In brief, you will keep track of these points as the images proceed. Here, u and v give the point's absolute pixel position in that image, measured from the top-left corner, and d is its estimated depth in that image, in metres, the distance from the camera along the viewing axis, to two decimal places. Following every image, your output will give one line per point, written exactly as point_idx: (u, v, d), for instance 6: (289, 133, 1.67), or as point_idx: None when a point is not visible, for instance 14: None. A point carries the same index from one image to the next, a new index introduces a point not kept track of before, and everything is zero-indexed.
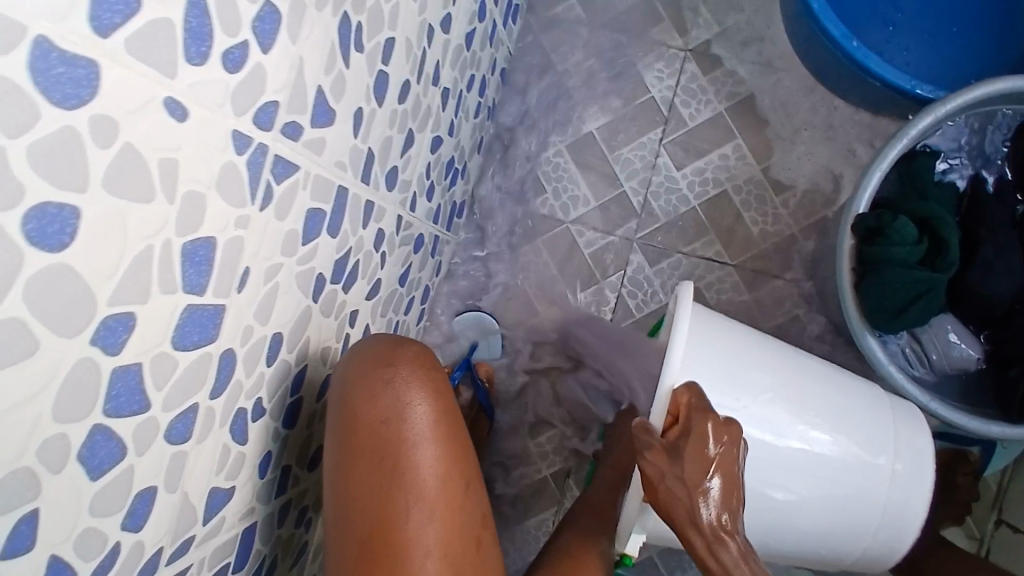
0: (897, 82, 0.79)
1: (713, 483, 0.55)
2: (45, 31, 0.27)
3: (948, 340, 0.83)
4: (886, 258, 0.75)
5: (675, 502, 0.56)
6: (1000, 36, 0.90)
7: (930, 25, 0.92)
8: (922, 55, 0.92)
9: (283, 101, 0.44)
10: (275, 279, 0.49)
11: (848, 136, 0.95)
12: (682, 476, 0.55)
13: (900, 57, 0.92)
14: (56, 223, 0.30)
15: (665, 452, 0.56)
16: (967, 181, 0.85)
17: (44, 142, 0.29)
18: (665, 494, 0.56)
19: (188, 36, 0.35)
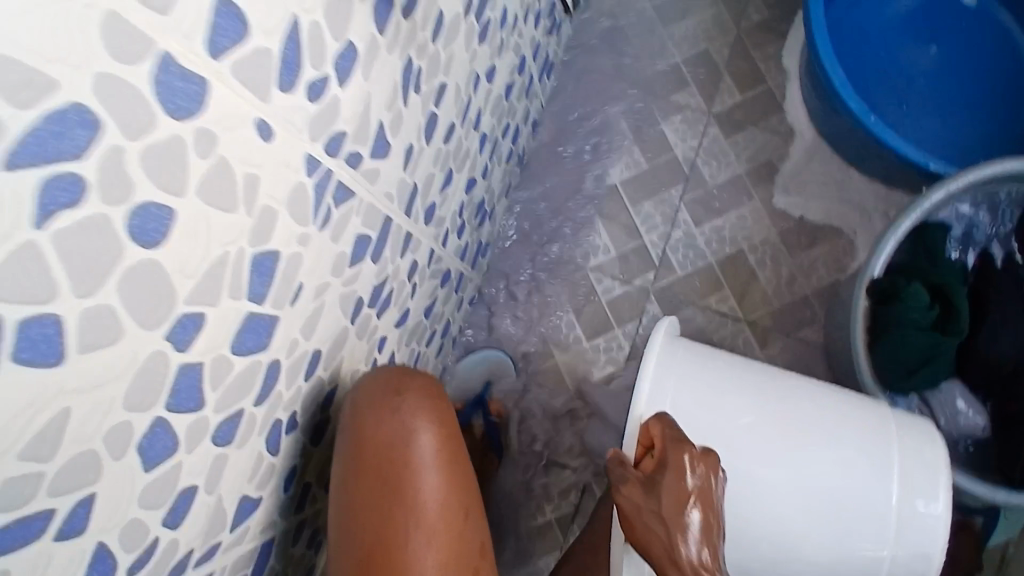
0: (912, 157, 0.82)
1: (692, 517, 0.55)
2: (169, 47, 0.30)
3: (956, 406, 0.86)
4: (900, 320, 0.79)
5: (651, 539, 0.56)
6: (1005, 122, 0.96)
7: (944, 106, 0.97)
8: (937, 134, 0.97)
9: (351, 132, 0.48)
10: (323, 297, 0.52)
11: (860, 203, 0.99)
12: (660, 512, 0.56)
13: (915, 134, 0.97)
14: (154, 222, 0.32)
15: (639, 489, 0.57)
16: (976, 256, 0.88)
17: (157, 147, 0.31)
18: (642, 529, 0.56)
19: (282, 65, 0.38)
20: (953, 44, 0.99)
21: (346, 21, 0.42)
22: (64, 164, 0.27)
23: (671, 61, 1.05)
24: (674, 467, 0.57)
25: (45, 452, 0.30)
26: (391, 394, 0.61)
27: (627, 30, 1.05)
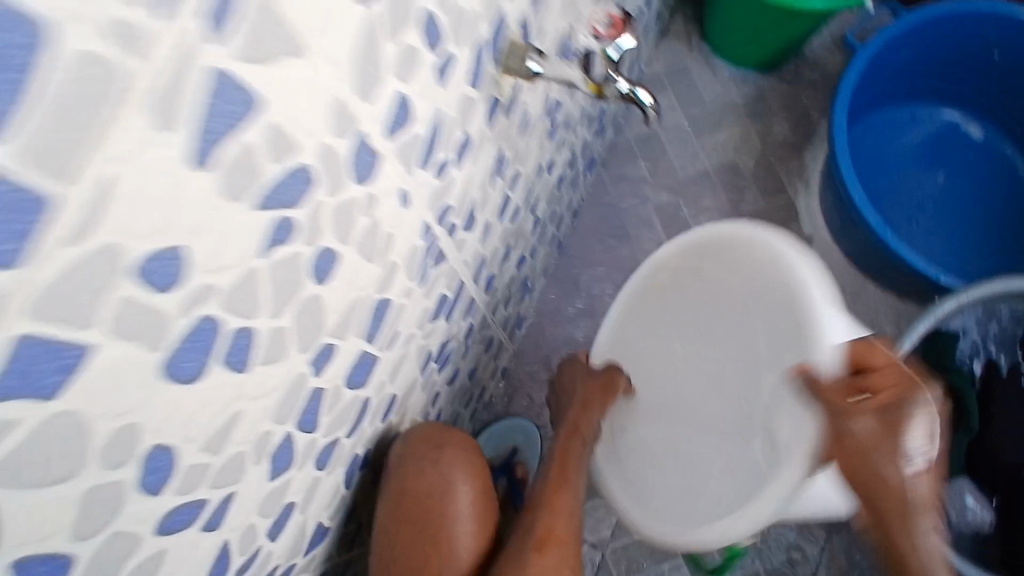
0: (924, 270, 0.89)
1: (926, 452, 0.52)
2: (365, 128, 0.37)
3: (965, 502, 0.92)
4: None
5: (877, 476, 0.52)
6: (1009, 246, 1.06)
7: (953, 227, 1.07)
8: (947, 251, 1.06)
9: (454, 206, 0.56)
10: (406, 346, 0.58)
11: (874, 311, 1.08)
12: (895, 447, 0.52)
13: (927, 250, 1.06)
14: (325, 265, 0.39)
15: (868, 411, 0.53)
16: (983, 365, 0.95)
17: (341, 205, 0.38)
18: (872, 471, 0.52)
19: (424, 147, 0.46)
20: (963, 170, 1.11)
21: (469, 116, 0.51)
22: (284, 210, 0.33)
23: (701, 167, 1.16)
24: (892, 390, 0.53)
25: (216, 449, 0.35)
26: (432, 445, 0.63)
27: (663, 137, 1.17)
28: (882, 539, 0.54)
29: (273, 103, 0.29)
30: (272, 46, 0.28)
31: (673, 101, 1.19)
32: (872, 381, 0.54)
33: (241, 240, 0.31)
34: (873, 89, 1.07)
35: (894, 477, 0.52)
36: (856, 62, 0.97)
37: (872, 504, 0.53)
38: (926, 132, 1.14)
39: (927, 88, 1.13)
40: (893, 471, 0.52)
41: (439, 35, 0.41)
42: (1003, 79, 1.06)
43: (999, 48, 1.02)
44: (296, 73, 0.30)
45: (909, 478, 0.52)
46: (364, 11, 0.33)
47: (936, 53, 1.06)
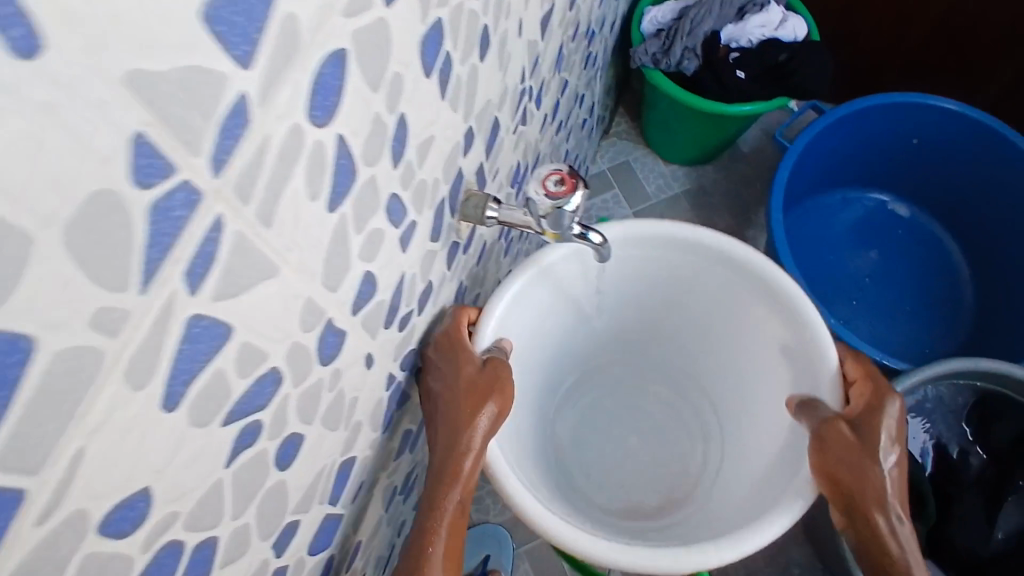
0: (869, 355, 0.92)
1: (891, 455, 0.57)
2: (333, 315, 0.38)
3: None
4: None
5: (857, 475, 0.56)
6: (944, 321, 1.13)
7: (887, 305, 1.14)
8: (884, 327, 1.12)
9: (415, 346, 0.56)
10: (370, 490, 0.57)
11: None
12: (863, 457, 0.57)
13: (866, 327, 1.12)
14: (290, 450, 0.38)
15: (886, 418, 0.58)
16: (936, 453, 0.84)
17: (307, 392, 0.38)
18: (857, 477, 0.56)
19: (389, 309, 0.46)
20: (893, 251, 1.19)
21: (430, 266, 0.52)
22: (253, 417, 0.33)
23: None
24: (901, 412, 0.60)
25: None
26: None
27: None
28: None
29: (244, 324, 0.30)
30: (250, 276, 0.29)
31: (620, 197, 1.26)
32: (878, 386, 0.61)
33: (205, 454, 0.31)
34: (808, 177, 1.14)
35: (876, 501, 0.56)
36: (786, 160, 1.03)
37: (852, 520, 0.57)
38: (856, 214, 1.22)
39: (856, 176, 1.20)
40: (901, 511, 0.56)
41: (403, 210, 0.43)
42: (925, 165, 1.15)
43: (919, 136, 1.11)
44: (269, 290, 0.31)
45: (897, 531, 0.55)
46: (336, 215, 0.34)
47: (860, 144, 1.14)
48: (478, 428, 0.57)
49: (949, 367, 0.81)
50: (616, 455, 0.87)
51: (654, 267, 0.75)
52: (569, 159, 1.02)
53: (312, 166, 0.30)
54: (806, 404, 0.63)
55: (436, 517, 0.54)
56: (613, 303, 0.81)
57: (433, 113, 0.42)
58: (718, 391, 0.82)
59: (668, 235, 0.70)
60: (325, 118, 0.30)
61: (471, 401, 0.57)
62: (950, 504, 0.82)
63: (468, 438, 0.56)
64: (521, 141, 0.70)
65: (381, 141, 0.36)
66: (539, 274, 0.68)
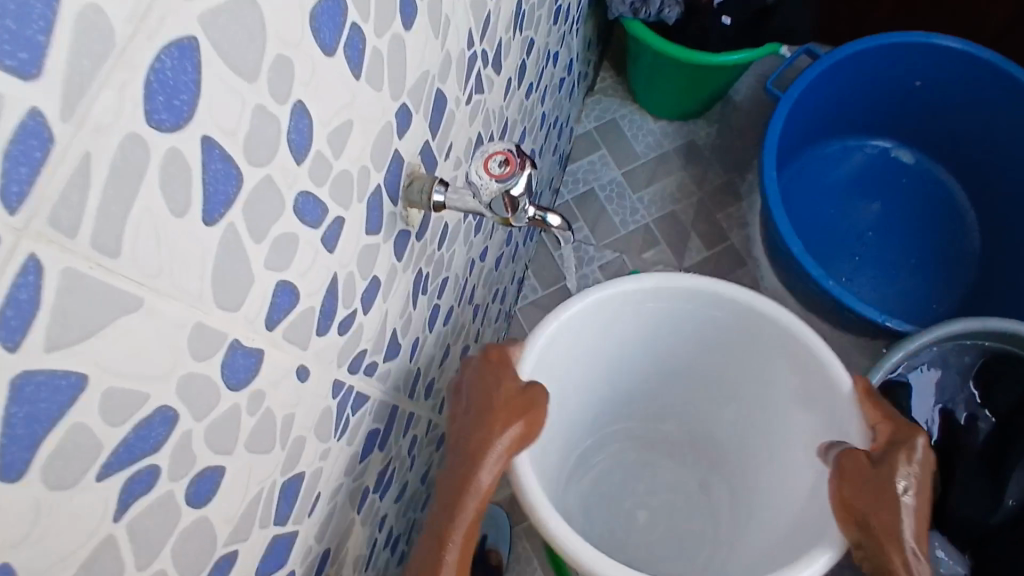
0: (870, 316, 0.88)
1: (912, 489, 0.57)
2: (239, 336, 0.34)
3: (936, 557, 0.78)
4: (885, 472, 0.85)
5: (876, 505, 0.57)
6: (950, 272, 1.08)
7: (892, 259, 1.08)
8: (887, 282, 1.07)
9: (367, 347, 0.51)
10: (335, 498, 0.54)
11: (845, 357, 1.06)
12: (883, 489, 0.58)
13: (868, 283, 1.07)
14: (207, 483, 0.35)
15: (907, 457, 0.58)
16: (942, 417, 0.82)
17: (218, 421, 0.34)
18: (873, 509, 0.57)
19: (321, 315, 0.42)
20: (896, 201, 1.13)
21: (372, 261, 0.48)
22: (143, 460, 0.30)
23: (642, 221, 1.15)
24: (927, 457, 0.59)
25: None
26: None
27: (600, 194, 1.17)
28: None
29: (103, 367, 0.26)
30: (98, 315, 0.25)
31: (608, 158, 1.19)
32: (901, 428, 0.61)
33: (86, 510, 0.28)
34: (804, 126, 1.07)
35: (887, 525, 0.57)
36: (778, 113, 0.97)
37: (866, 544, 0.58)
38: (858, 163, 1.15)
39: (856, 123, 1.14)
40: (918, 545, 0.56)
41: (319, 208, 0.38)
42: (929, 108, 1.09)
43: (921, 77, 1.05)
44: (134, 324, 0.27)
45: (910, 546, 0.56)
46: (219, 229, 0.30)
47: (859, 88, 1.08)
48: (500, 439, 0.58)
49: (957, 327, 0.78)
50: (628, 480, 0.92)
51: (672, 316, 0.75)
52: (546, 122, 0.96)
53: (168, 180, 0.26)
54: (832, 447, 0.64)
55: (455, 522, 0.55)
56: (630, 363, 0.82)
57: (346, 95, 0.37)
58: (717, 442, 0.86)
59: (696, 291, 0.71)
60: (176, 123, 0.26)
61: (503, 414, 0.59)
62: (952, 469, 0.80)
63: (484, 454, 0.57)
64: (480, 111, 0.64)
65: (272, 137, 0.32)
66: (562, 325, 0.68)
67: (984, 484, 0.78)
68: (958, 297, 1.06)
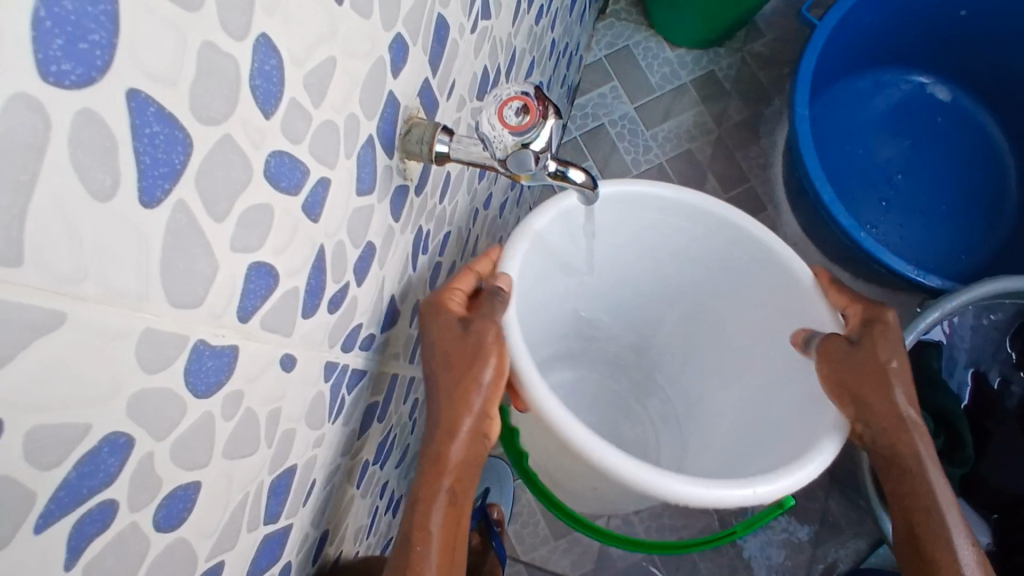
0: (901, 269, 0.83)
1: (894, 363, 0.57)
2: (202, 336, 0.27)
3: None
4: None
5: (866, 382, 0.56)
6: (984, 219, 1.01)
7: (921, 206, 1.01)
8: (916, 230, 1.00)
9: (364, 319, 0.46)
10: (332, 479, 0.49)
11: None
12: (865, 365, 0.57)
13: (896, 230, 1.00)
14: (179, 503, 0.30)
15: (881, 335, 0.58)
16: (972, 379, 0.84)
17: (185, 434, 0.28)
18: (862, 387, 0.56)
19: (307, 294, 0.35)
20: (928, 141, 1.05)
21: (366, 225, 0.41)
22: (96, 497, 0.24)
23: (656, 161, 1.07)
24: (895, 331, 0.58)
25: None
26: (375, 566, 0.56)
27: (611, 130, 1.08)
28: (907, 476, 0.56)
29: (21, 407, 0.20)
30: (5, 343, 0.19)
31: (619, 91, 1.09)
32: (872, 312, 0.60)
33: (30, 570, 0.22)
34: (837, 57, 0.99)
35: (886, 403, 0.56)
36: (812, 42, 0.88)
37: (866, 423, 0.57)
38: (891, 99, 1.06)
39: (891, 54, 1.05)
40: (908, 409, 0.56)
41: (298, 169, 0.31)
42: (973, 37, 1.00)
43: (968, 7, 0.95)
44: (57, 346, 0.21)
45: (908, 417, 0.56)
46: (163, 211, 0.23)
47: (899, 14, 0.98)
48: (481, 379, 0.51)
49: (1003, 285, 0.77)
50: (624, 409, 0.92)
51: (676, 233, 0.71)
52: (555, 49, 0.86)
53: (81, 153, 0.20)
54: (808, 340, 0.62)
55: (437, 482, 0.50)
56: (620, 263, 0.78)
57: (326, 26, 0.30)
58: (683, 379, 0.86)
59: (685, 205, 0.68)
60: (87, 76, 0.19)
61: (467, 381, 0.50)
62: (989, 438, 0.81)
63: (470, 395, 0.50)
64: (486, 40, 0.55)
65: (228, 85, 0.25)
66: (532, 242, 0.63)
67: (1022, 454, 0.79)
68: (992, 241, 1.00)
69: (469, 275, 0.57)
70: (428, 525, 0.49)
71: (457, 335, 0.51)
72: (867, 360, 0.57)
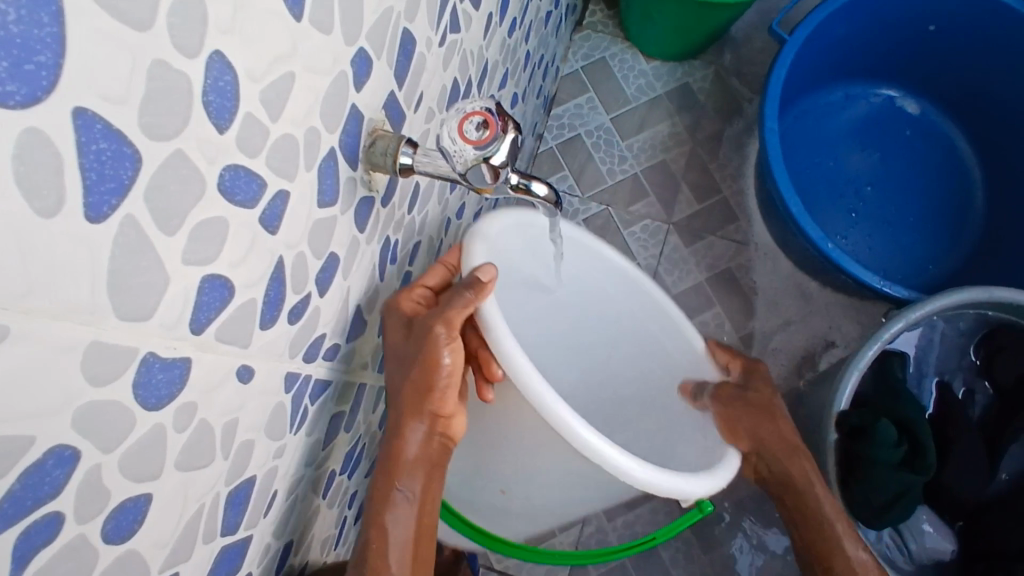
0: (867, 281, 0.84)
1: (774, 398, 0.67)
2: (154, 348, 0.28)
3: (923, 530, 0.82)
4: (876, 459, 0.78)
5: (761, 417, 0.64)
6: (950, 231, 1.03)
7: (890, 218, 1.04)
8: (882, 241, 1.03)
9: (326, 330, 0.46)
10: (295, 490, 0.49)
11: (830, 317, 1.03)
12: (752, 403, 0.65)
13: (864, 242, 1.03)
14: (131, 514, 0.30)
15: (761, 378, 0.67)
16: (937, 388, 0.86)
17: (135, 445, 0.28)
18: (755, 424, 0.64)
19: (266, 306, 0.36)
20: (896, 154, 1.07)
21: (328, 237, 0.41)
22: (43, 508, 0.24)
23: (630, 171, 1.08)
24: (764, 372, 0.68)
25: None
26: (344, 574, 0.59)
27: (587, 141, 1.09)
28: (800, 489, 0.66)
29: None
30: None
31: (595, 102, 1.11)
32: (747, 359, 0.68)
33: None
34: (810, 70, 1.01)
35: (774, 431, 0.65)
36: (783, 57, 0.90)
37: (761, 457, 0.65)
38: (861, 113, 1.09)
39: (861, 68, 1.07)
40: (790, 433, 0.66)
41: (253, 183, 0.31)
42: (942, 54, 1.02)
43: (936, 24, 0.98)
44: (2, 358, 0.21)
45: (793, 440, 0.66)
46: (111, 225, 0.23)
47: (873, 30, 1.00)
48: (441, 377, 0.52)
49: (965, 296, 0.78)
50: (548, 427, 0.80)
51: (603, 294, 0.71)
52: (530, 61, 0.87)
53: (26, 172, 0.20)
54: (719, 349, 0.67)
55: (389, 507, 0.52)
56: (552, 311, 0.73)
57: (283, 41, 0.30)
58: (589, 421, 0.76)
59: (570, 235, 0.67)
60: (32, 96, 0.19)
61: (425, 377, 0.52)
62: (949, 449, 0.82)
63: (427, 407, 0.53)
64: (456, 53, 0.56)
65: (181, 101, 0.25)
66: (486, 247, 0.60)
67: (982, 465, 0.81)
68: (958, 254, 1.02)
69: (438, 272, 0.59)
70: (388, 523, 0.52)
71: (402, 336, 0.53)
72: (756, 398, 0.65)
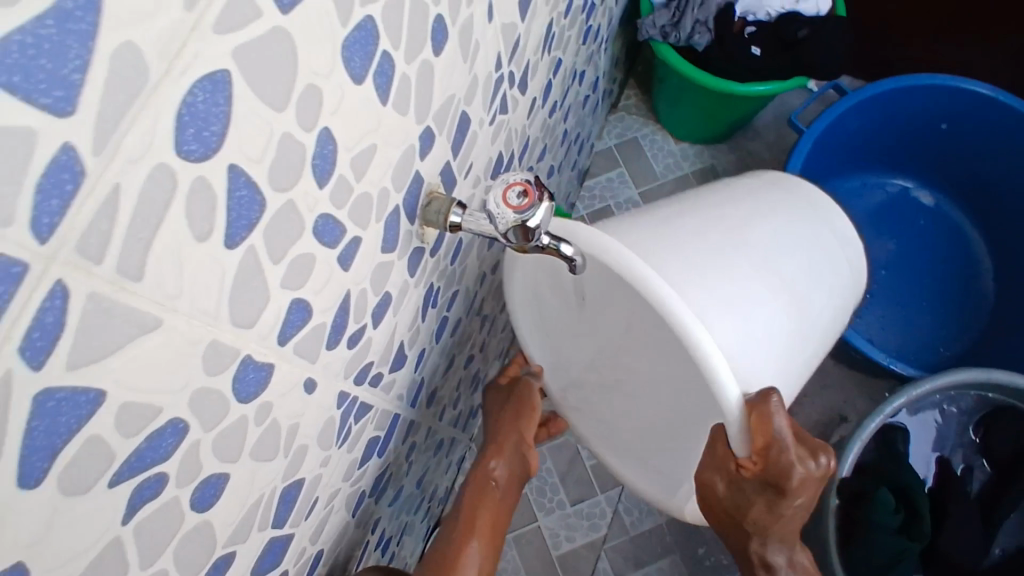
0: (876, 357, 0.88)
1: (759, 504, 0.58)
2: (250, 352, 0.35)
3: None
4: (876, 527, 0.80)
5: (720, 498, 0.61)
6: (963, 315, 1.07)
7: (904, 301, 1.08)
8: (896, 323, 1.07)
9: (373, 358, 0.52)
10: (332, 501, 0.55)
11: (844, 392, 1.06)
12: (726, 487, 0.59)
13: (877, 322, 1.07)
14: (212, 489, 0.36)
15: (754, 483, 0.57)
16: (936, 464, 0.89)
17: (224, 431, 0.35)
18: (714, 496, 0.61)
19: (331, 330, 0.43)
20: (911, 240, 1.13)
21: (385, 277, 0.49)
22: (154, 468, 0.31)
23: None
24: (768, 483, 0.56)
25: None
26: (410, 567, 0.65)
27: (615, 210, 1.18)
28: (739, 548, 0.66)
29: (123, 386, 0.27)
30: (117, 336, 0.26)
31: (625, 176, 1.20)
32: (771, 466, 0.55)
33: (97, 517, 0.29)
34: (826, 160, 1.09)
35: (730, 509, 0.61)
36: (799, 146, 0.98)
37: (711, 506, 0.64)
38: (875, 201, 1.15)
39: (876, 160, 1.14)
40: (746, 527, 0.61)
41: (336, 229, 0.39)
42: (954, 148, 1.08)
43: (947, 121, 1.05)
44: (152, 345, 0.28)
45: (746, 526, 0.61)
46: (239, 251, 0.31)
47: (886, 126, 1.08)
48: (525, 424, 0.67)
49: (964, 377, 0.82)
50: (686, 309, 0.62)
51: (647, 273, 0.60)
52: (567, 138, 0.97)
53: (191, 208, 0.28)
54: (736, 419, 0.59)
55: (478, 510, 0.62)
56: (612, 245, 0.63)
57: (370, 120, 0.38)
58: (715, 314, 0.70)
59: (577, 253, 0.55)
60: (204, 153, 0.27)
61: (514, 418, 0.67)
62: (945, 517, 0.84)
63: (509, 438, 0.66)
64: (503, 129, 0.65)
65: (296, 163, 0.33)
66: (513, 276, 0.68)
67: (977, 535, 0.83)
68: (970, 338, 1.06)
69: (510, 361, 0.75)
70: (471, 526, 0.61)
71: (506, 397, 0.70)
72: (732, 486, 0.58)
